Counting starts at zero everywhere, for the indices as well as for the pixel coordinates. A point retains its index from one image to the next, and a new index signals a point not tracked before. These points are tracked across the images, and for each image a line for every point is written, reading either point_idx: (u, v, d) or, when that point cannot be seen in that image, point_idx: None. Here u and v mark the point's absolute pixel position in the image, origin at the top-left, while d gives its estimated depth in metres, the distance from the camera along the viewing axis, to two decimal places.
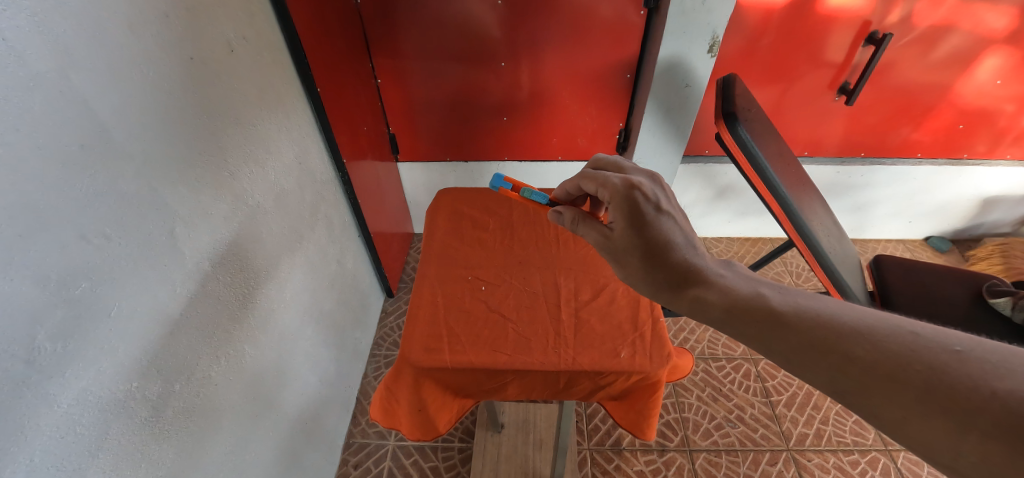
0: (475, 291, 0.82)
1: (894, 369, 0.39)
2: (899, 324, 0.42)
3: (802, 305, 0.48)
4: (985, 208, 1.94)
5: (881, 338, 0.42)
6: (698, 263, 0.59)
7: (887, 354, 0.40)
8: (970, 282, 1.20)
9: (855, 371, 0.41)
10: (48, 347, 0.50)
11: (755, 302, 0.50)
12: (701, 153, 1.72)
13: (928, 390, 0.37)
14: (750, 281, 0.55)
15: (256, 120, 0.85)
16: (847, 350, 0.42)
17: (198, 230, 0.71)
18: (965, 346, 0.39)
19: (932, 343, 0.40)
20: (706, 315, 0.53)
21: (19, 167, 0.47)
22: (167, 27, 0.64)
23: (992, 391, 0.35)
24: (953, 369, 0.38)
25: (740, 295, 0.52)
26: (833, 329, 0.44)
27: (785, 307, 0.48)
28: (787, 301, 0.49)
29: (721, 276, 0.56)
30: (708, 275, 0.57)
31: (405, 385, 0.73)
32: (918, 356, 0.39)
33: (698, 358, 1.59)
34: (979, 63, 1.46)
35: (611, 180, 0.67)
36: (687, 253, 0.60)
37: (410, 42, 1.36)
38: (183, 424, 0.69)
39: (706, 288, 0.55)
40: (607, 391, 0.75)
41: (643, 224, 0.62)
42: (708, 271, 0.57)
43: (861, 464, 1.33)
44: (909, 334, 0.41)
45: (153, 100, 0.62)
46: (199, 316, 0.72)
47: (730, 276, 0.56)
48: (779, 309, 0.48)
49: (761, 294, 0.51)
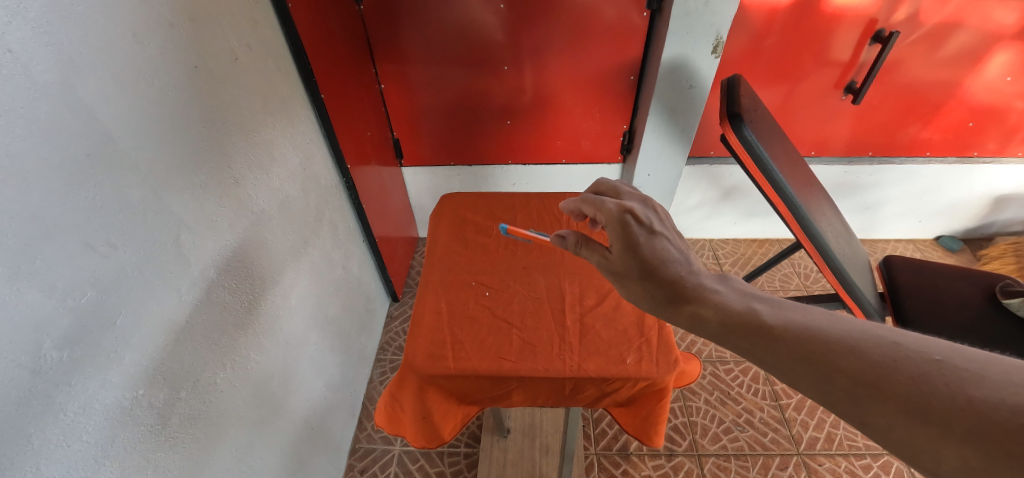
0: (479, 297, 0.81)
1: (876, 379, 0.39)
2: (881, 332, 0.41)
3: (792, 318, 0.47)
4: (997, 206, 1.90)
5: (863, 348, 0.41)
6: (695, 280, 0.58)
7: (869, 364, 0.40)
8: (983, 282, 1.18)
9: (839, 381, 0.40)
10: (55, 356, 0.50)
11: (747, 316, 0.49)
12: (706, 154, 1.70)
13: (908, 399, 0.37)
14: (745, 294, 0.54)
15: (260, 126, 0.86)
16: (831, 361, 0.41)
17: (203, 237, 0.71)
18: (944, 355, 0.38)
19: (913, 352, 0.39)
20: (703, 331, 0.53)
21: (24, 176, 0.47)
22: (171, 36, 0.65)
23: (970, 399, 0.34)
24: (932, 379, 0.37)
25: (732, 310, 0.51)
26: (819, 340, 0.43)
27: (775, 321, 0.47)
28: (777, 314, 0.48)
29: (715, 290, 0.55)
30: (703, 290, 0.56)
31: (409, 393, 0.72)
32: (900, 366, 0.38)
33: (706, 361, 1.57)
34: (989, 59, 1.44)
35: (606, 204, 0.68)
36: (683, 270, 0.59)
37: (413, 46, 1.37)
38: (190, 431, 0.69)
39: (701, 303, 0.54)
40: (614, 399, 0.74)
41: (632, 248, 0.63)
42: (704, 286, 0.56)
43: (874, 469, 1.31)
44: (890, 344, 0.40)
45: (158, 109, 0.63)
46: (205, 323, 0.72)
47: (725, 290, 0.55)
48: (770, 322, 0.48)
49: (754, 308, 0.50)
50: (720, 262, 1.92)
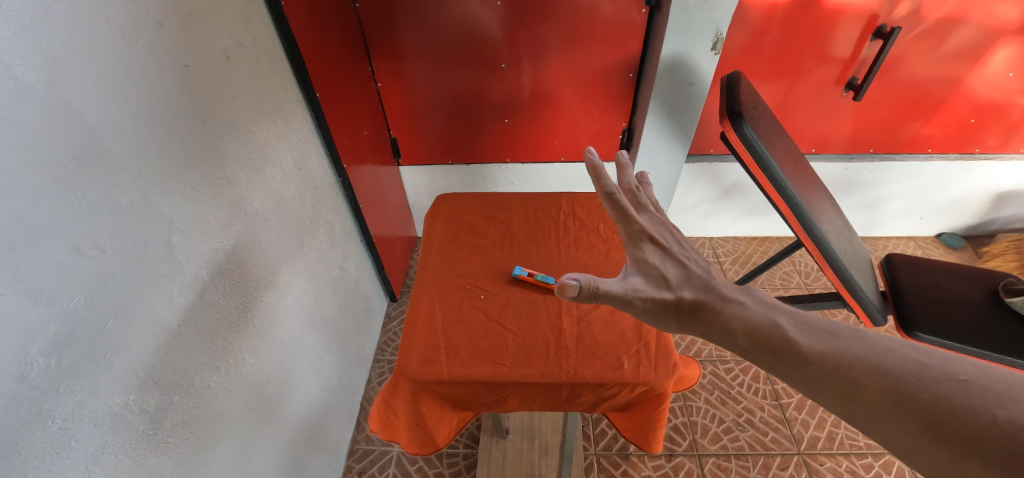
0: (474, 300, 0.80)
1: (900, 398, 0.41)
2: (909, 353, 0.43)
3: (821, 335, 0.49)
4: (999, 203, 1.89)
5: (887, 367, 0.43)
6: (716, 291, 0.58)
7: (893, 383, 0.42)
8: (985, 281, 1.17)
9: (863, 399, 0.42)
10: (42, 362, 0.49)
11: (773, 331, 0.51)
12: (706, 152, 1.68)
13: (932, 417, 0.39)
14: (768, 306, 0.55)
15: (254, 126, 0.85)
16: (853, 378, 0.44)
17: (195, 240, 0.70)
18: (970, 375, 0.39)
19: (939, 373, 0.41)
20: (729, 345, 0.54)
21: (9, 179, 0.46)
22: (160, 35, 0.64)
23: (992, 417, 0.36)
24: (957, 397, 0.39)
25: (757, 325, 0.52)
26: (844, 359, 0.45)
27: (801, 338, 0.49)
28: (804, 330, 0.50)
29: (738, 302, 0.56)
30: (726, 303, 0.56)
31: (403, 400, 0.71)
32: (924, 385, 0.40)
33: (706, 361, 1.56)
34: (991, 55, 1.43)
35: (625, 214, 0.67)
36: (703, 282, 0.60)
37: (410, 44, 1.35)
38: (183, 436, 0.68)
39: (725, 316, 0.55)
40: (611, 403, 0.73)
41: (654, 254, 0.63)
42: (725, 298, 0.57)
43: (875, 468, 1.30)
44: (916, 364, 0.42)
45: (148, 109, 0.62)
46: (198, 327, 0.71)
47: (748, 301, 0.56)
48: (796, 339, 0.49)
49: (778, 322, 0.52)
50: (720, 260, 1.91)
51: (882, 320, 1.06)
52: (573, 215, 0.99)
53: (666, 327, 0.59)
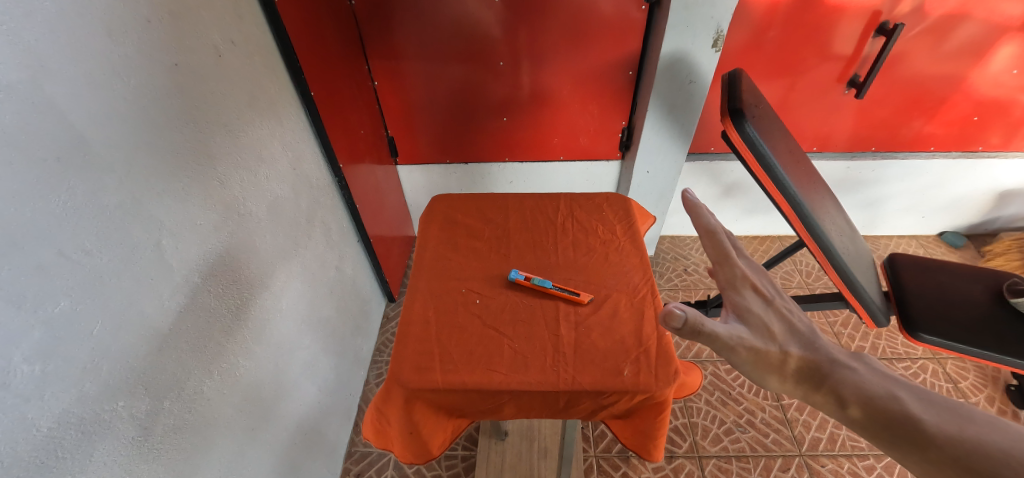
0: (470, 305, 0.79)
1: None
2: None
3: (954, 419, 0.45)
4: (1001, 201, 1.88)
5: None
6: (825, 354, 0.55)
7: None
8: (989, 281, 1.16)
9: None
10: (25, 369, 0.48)
11: (893, 406, 0.47)
12: (706, 150, 1.67)
13: None
14: (887, 377, 0.51)
15: (246, 126, 0.83)
16: (997, 473, 0.40)
17: (185, 241, 0.69)
18: None
19: None
20: (840, 414, 0.50)
21: None
22: (149, 33, 0.62)
23: None
24: None
25: (875, 397, 0.49)
26: (983, 449, 0.42)
27: (927, 418, 0.46)
28: (931, 411, 0.46)
29: (852, 369, 0.52)
30: (837, 367, 0.53)
31: (396, 408, 0.70)
32: None
33: (706, 361, 1.55)
34: (995, 52, 1.41)
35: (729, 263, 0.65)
36: (811, 343, 0.56)
37: (407, 42, 1.34)
38: (175, 441, 0.67)
39: (837, 381, 0.51)
40: (611, 411, 0.72)
41: (756, 306, 0.61)
42: (836, 363, 0.53)
43: (877, 470, 1.29)
44: None
45: (136, 109, 0.60)
46: (189, 331, 0.70)
47: (864, 370, 0.52)
48: (922, 420, 0.45)
49: (898, 397, 0.48)
50: None
51: (885, 322, 1.04)
52: (570, 216, 0.97)
53: (767, 384, 0.56)
